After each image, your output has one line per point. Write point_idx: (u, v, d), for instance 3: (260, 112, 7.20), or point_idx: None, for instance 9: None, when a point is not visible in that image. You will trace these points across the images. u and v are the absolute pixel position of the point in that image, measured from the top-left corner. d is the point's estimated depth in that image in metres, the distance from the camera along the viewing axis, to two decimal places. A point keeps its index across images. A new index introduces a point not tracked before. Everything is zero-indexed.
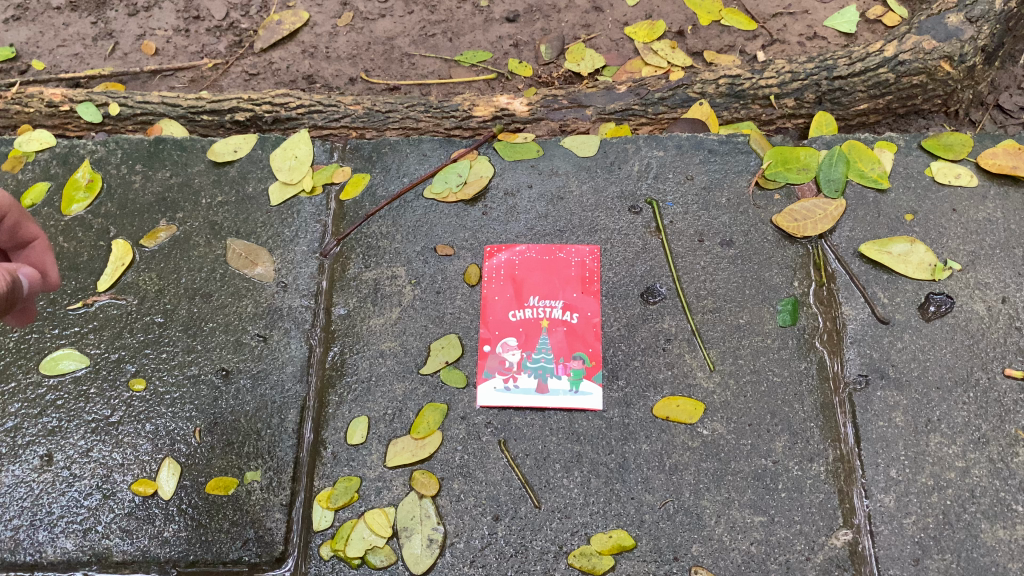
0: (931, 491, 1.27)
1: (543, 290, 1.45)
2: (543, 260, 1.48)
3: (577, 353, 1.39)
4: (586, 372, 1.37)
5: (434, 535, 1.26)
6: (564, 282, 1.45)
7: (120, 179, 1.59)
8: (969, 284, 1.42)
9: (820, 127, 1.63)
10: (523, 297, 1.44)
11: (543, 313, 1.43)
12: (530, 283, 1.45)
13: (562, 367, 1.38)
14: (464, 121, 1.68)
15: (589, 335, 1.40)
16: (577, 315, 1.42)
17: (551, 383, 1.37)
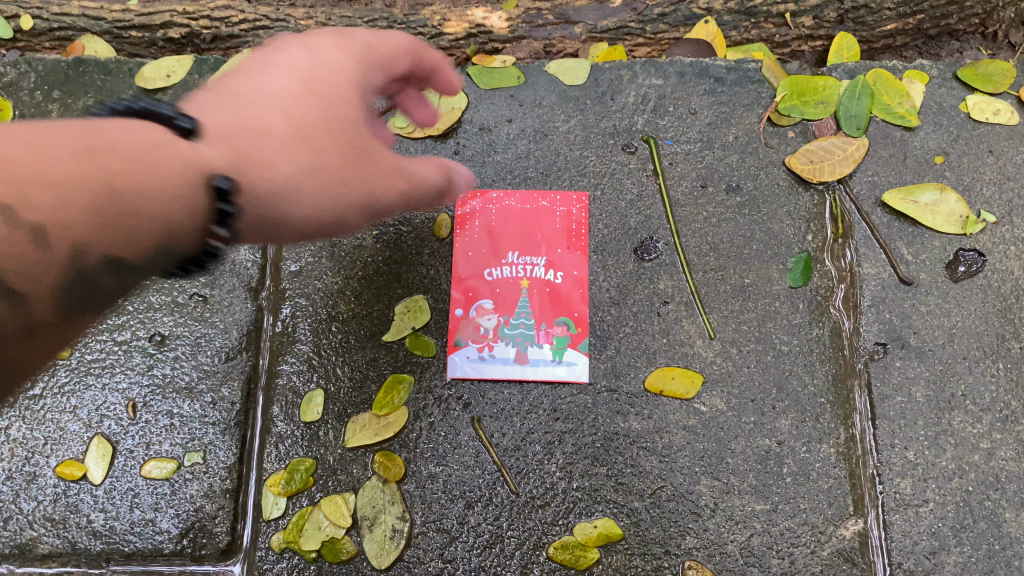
0: (952, 476, 1.14)
1: (523, 245, 1.27)
2: (523, 209, 1.29)
3: (561, 318, 1.23)
4: (571, 341, 1.21)
5: (399, 526, 1.13)
6: (548, 237, 1.27)
7: (36, 108, 1.38)
8: (1004, 239, 1.26)
9: (841, 51, 1.43)
10: (501, 253, 1.27)
11: (523, 271, 1.26)
12: (508, 238, 1.28)
13: (543, 334, 1.22)
14: (433, 39, 1.46)
15: (575, 297, 1.24)
16: (561, 274, 1.25)
17: (531, 353, 1.21)
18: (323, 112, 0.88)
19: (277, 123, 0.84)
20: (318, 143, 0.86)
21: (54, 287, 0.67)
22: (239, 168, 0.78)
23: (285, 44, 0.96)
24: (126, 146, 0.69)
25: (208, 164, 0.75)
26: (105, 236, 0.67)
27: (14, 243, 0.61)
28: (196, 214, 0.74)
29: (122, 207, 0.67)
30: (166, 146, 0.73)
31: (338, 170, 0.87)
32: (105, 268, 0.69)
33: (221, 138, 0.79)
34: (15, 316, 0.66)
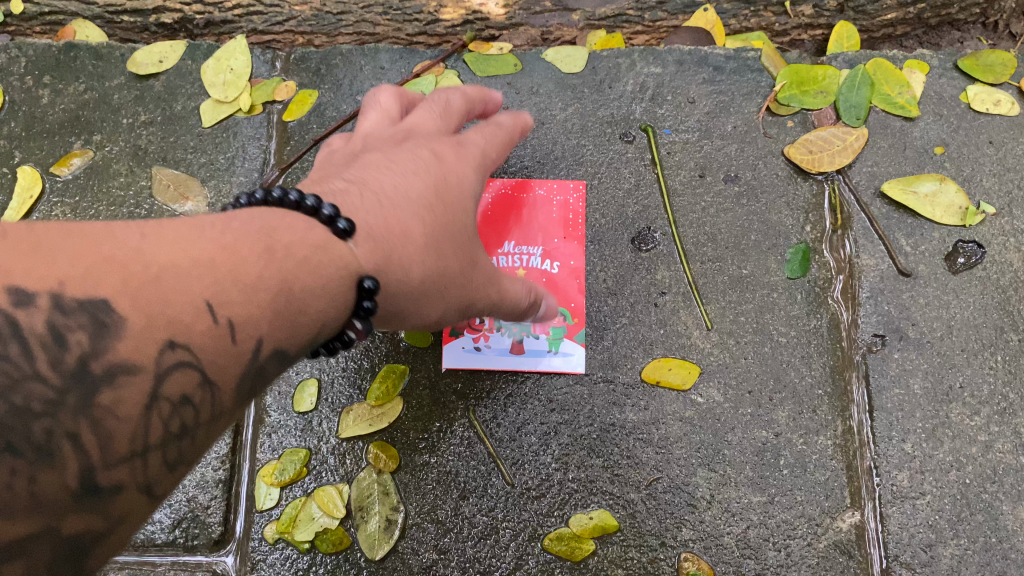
0: (949, 469, 1.13)
1: (520, 235, 1.26)
2: (519, 200, 1.28)
3: (557, 309, 1.21)
4: (567, 332, 1.20)
5: (394, 517, 1.12)
6: (544, 228, 1.27)
7: (26, 93, 1.36)
8: (1004, 231, 1.25)
9: (841, 40, 1.42)
10: (497, 243, 1.25)
11: (520, 261, 1.24)
12: (505, 228, 1.26)
13: (540, 323, 1.19)
14: (429, 26, 1.45)
15: (572, 288, 1.23)
16: (558, 264, 1.24)
17: (528, 343, 1.19)
18: (453, 221, 0.88)
19: (419, 232, 0.82)
20: (443, 254, 0.84)
21: (237, 383, 0.65)
22: (383, 266, 0.78)
23: (412, 140, 0.95)
24: (289, 241, 0.69)
25: (357, 260, 0.74)
26: (276, 331, 0.66)
27: (209, 338, 0.61)
28: (344, 307, 0.73)
29: (294, 302, 0.67)
30: (325, 250, 0.71)
31: (452, 284, 0.87)
32: (274, 362, 0.68)
33: (370, 233, 0.78)
34: (211, 410, 0.64)
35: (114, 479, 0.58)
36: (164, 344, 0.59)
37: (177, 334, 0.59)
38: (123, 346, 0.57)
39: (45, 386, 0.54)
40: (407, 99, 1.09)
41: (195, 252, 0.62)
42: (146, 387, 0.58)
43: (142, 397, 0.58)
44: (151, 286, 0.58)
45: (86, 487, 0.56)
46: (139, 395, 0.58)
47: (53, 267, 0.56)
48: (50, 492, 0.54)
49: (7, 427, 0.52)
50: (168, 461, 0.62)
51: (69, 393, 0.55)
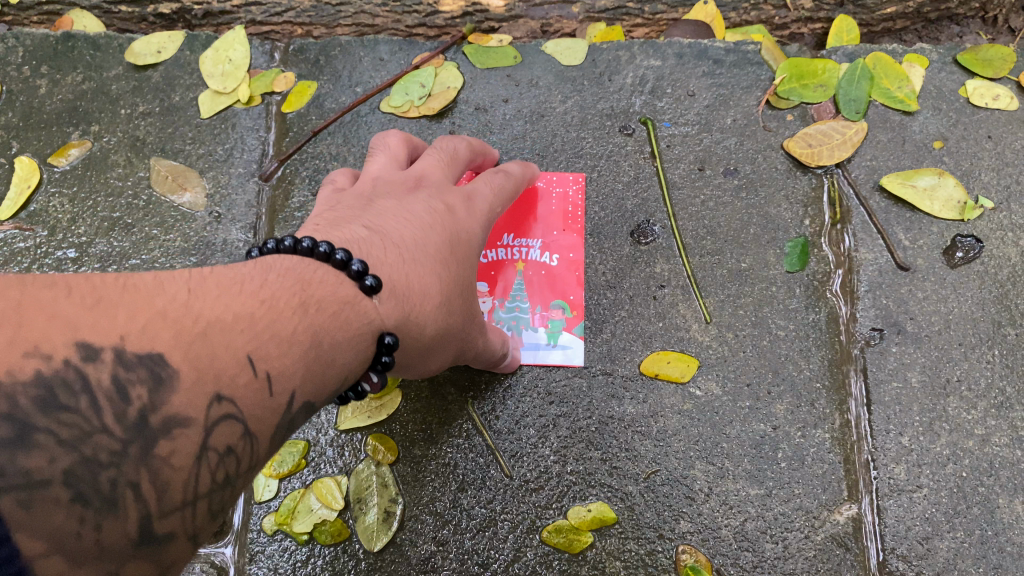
0: (946, 462, 1.13)
1: (519, 228, 1.27)
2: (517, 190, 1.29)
3: (555, 302, 1.23)
4: (566, 324, 1.21)
5: (393, 508, 1.13)
6: (543, 218, 1.27)
7: (23, 83, 1.36)
8: (1002, 225, 1.25)
9: (841, 34, 1.41)
10: (496, 236, 1.26)
11: (519, 254, 1.26)
12: (505, 221, 1.27)
13: (538, 317, 1.22)
14: (429, 18, 1.44)
15: (571, 280, 1.24)
16: (557, 257, 1.25)
17: (526, 336, 1.21)
18: (462, 275, 0.92)
19: (434, 289, 0.87)
20: (451, 303, 0.89)
21: (272, 434, 0.65)
22: (403, 323, 0.81)
23: (426, 188, 0.96)
24: (322, 296, 0.72)
25: (381, 317, 0.78)
26: (307, 384, 0.68)
27: (251, 391, 0.62)
28: (364, 360, 0.77)
29: (325, 356, 0.70)
30: (350, 305, 0.75)
31: (455, 337, 0.92)
32: (303, 414, 0.68)
33: (394, 290, 0.81)
34: (248, 460, 0.62)
35: (168, 528, 0.55)
36: (213, 397, 0.58)
37: (223, 388, 0.59)
38: (178, 399, 0.56)
39: (110, 437, 0.53)
40: (410, 141, 1.09)
41: (239, 307, 0.64)
42: (197, 438, 0.57)
43: (194, 448, 0.57)
44: (198, 342, 0.59)
45: (144, 536, 0.54)
46: (192, 447, 0.57)
47: (113, 322, 0.56)
48: (113, 541, 0.52)
49: (78, 476, 0.50)
50: (213, 510, 0.59)
51: (131, 444, 0.53)
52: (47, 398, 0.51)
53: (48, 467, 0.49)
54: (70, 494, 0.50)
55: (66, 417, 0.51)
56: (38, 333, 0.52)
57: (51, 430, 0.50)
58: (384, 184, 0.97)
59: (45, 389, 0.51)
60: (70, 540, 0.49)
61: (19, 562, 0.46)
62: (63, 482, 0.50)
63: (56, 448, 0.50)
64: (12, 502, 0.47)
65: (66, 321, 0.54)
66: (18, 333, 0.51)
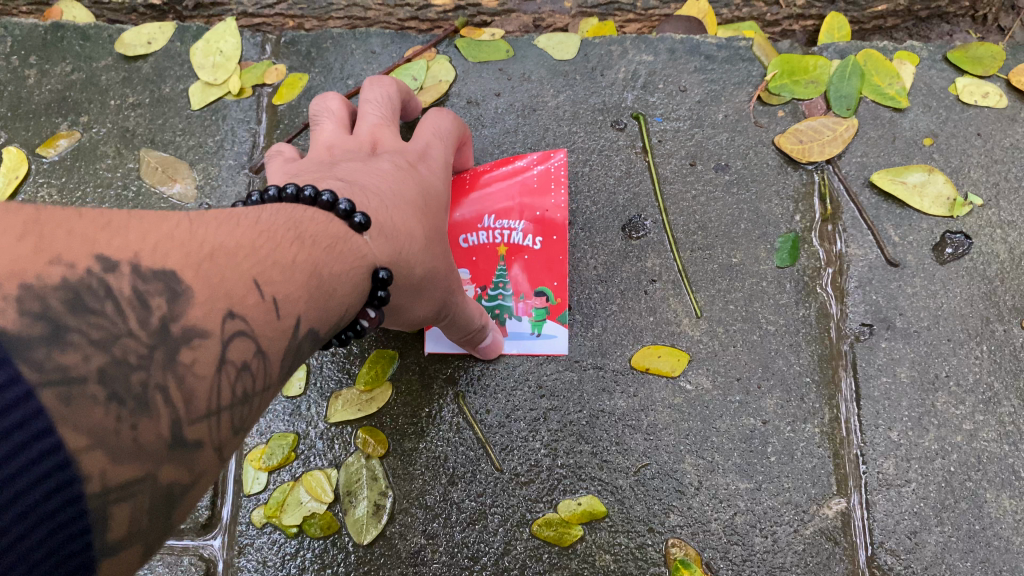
0: (934, 457, 1.14)
1: (500, 209, 1.23)
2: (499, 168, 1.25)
3: (539, 288, 1.21)
4: (550, 313, 1.21)
5: (382, 502, 1.13)
6: (527, 196, 1.24)
7: (12, 74, 1.35)
8: (991, 222, 1.25)
9: (832, 31, 1.42)
10: (476, 219, 1.23)
11: (501, 237, 1.23)
12: (486, 202, 1.24)
13: (522, 305, 1.21)
14: (421, 11, 1.43)
15: (554, 265, 1.22)
16: (539, 241, 1.23)
17: (510, 326, 1.20)
18: (440, 220, 0.96)
19: (418, 231, 0.90)
20: (435, 246, 0.93)
21: (282, 357, 0.66)
22: (394, 260, 0.84)
23: (383, 148, 1.02)
24: (314, 233, 0.74)
25: (371, 253, 0.81)
26: (309, 310, 0.69)
27: (260, 311, 0.63)
28: (361, 292, 0.78)
29: (324, 286, 0.72)
30: (341, 241, 0.77)
31: (443, 277, 0.94)
32: (309, 341, 0.70)
33: (382, 229, 0.84)
34: (262, 381, 0.63)
35: (197, 435, 0.56)
36: (226, 313, 0.60)
37: (234, 305, 0.61)
38: (196, 311, 0.57)
39: (136, 341, 0.53)
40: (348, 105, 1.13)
41: (239, 237, 0.65)
42: (215, 350, 0.58)
43: (214, 359, 0.58)
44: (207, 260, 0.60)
45: (176, 439, 0.54)
46: (211, 356, 0.58)
47: (126, 241, 0.56)
48: (149, 441, 0.52)
49: (110, 375, 0.51)
50: (234, 426, 0.60)
51: (156, 350, 0.54)
52: (76, 301, 0.51)
53: (83, 365, 0.50)
54: (105, 392, 0.51)
55: (94, 320, 0.52)
56: (60, 244, 0.53)
57: (83, 330, 0.51)
58: (341, 150, 1.01)
59: (72, 293, 0.51)
60: (110, 436, 0.50)
61: (64, 454, 0.47)
62: (97, 379, 0.50)
63: (89, 347, 0.51)
64: (53, 396, 0.47)
65: (84, 237, 0.54)
66: (41, 243, 0.52)
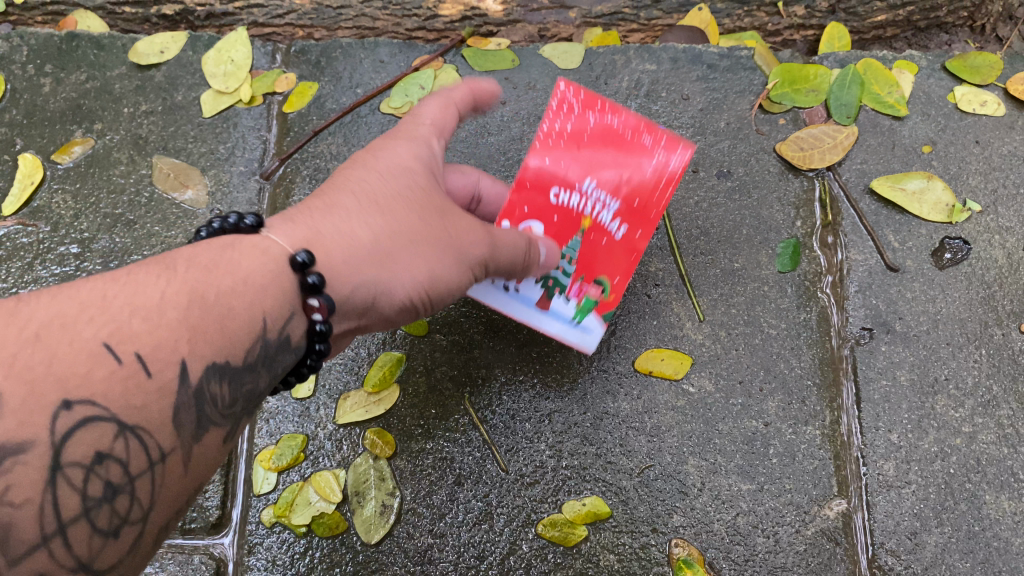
0: (934, 459, 1.16)
1: (604, 177, 1.06)
2: (626, 136, 1.05)
3: (599, 278, 1.10)
4: (597, 307, 1.11)
5: (390, 502, 1.14)
6: (631, 176, 1.06)
7: (28, 82, 1.37)
8: (989, 228, 1.27)
9: (832, 41, 1.45)
10: (577, 176, 1.07)
11: (591, 207, 1.07)
12: (599, 162, 1.06)
13: (575, 287, 1.10)
14: (428, 21, 1.46)
15: (626, 259, 1.09)
16: (624, 230, 1.08)
17: (556, 303, 1.10)
18: (397, 186, 0.93)
19: (349, 207, 0.89)
20: (385, 213, 0.90)
21: (158, 423, 0.71)
22: (314, 240, 0.85)
23: None
24: (199, 253, 0.79)
25: (279, 245, 0.83)
26: (200, 346, 0.74)
27: (114, 380, 0.68)
28: (286, 295, 0.82)
29: (209, 308, 0.75)
30: (231, 247, 0.81)
31: (415, 247, 0.90)
32: (206, 374, 0.74)
33: (293, 222, 0.86)
34: (133, 463, 0.69)
35: (33, 566, 0.64)
36: (58, 406, 0.65)
37: (69, 393, 0.66)
38: (11, 427, 0.63)
39: None
40: None
41: (89, 301, 0.71)
42: (41, 463, 0.64)
43: (42, 472, 0.64)
44: (38, 353, 0.66)
45: None
46: (37, 471, 0.63)
47: None
48: None
49: None
50: (96, 531, 0.67)
51: None
52: None
53: None
54: None
55: None
56: None
57: None
58: None
59: None
60: None
61: None
62: None
63: None
64: None
65: None
66: None
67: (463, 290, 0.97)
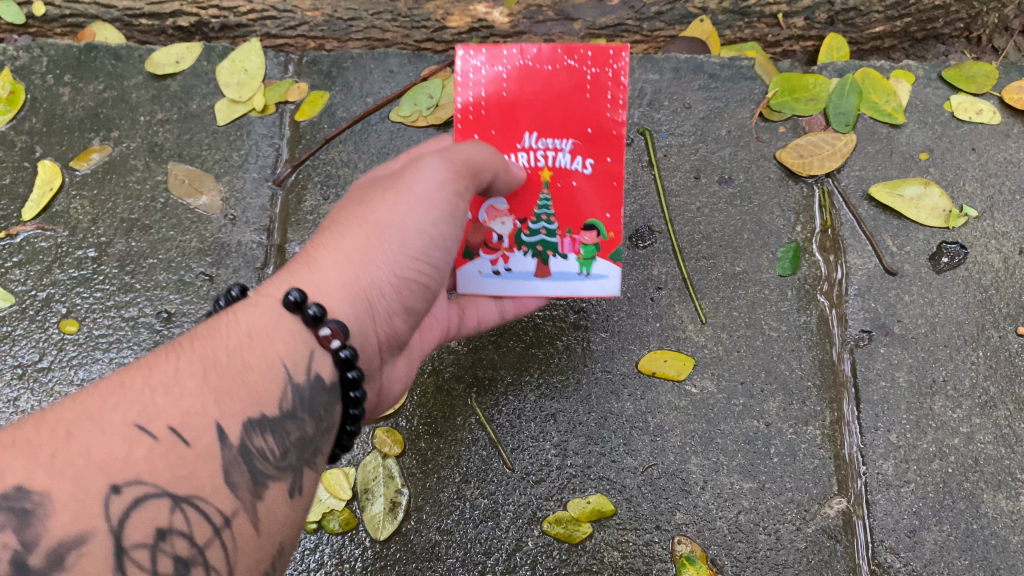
0: (932, 458, 1.18)
1: (544, 125, 1.06)
2: (539, 71, 1.05)
3: (589, 222, 1.11)
4: (600, 250, 1.12)
5: (398, 499, 1.17)
6: (566, 112, 1.06)
7: (47, 91, 1.41)
8: (986, 233, 1.30)
9: (831, 51, 1.48)
10: (519, 136, 1.07)
11: (545, 158, 1.08)
12: (530, 111, 1.06)
13: (569, 242, 1.11)
14: (436, 33, 1.50)
15: (607, 192, 1.10)
16: (590, 163, 1.08)
17: (554, 265, 1.12)
18: (360, 208, 0.99)
19: (323, 247, 0.96)
20: (353, 230, 0.96)
21: (210, 484, 0.77)
22: (297, 284, 0.92)
23: None
24: (197, 331, 0.87)
25: (269, 302, 0.90)
26: (228, 405, 0.81)
27: (156, 454, 0.75)
28: (295, 335, 0.88)
29: (227, 369, 0.83)
30: (222, 321, 0.88)
31: (377, 230, 0.95)
32: (246, 430, 0.81)
33: (275, 282, 0.94)
34: (196, 532, 0.75)
35: None
36: (108, 489, 0.71)
37: (114, 477, 0.72)
38: (65, 517, 0.69)
39: None
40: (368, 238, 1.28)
41: (119, 391, 0.78)
42: (105, 544, 0.69)
43: (108, 555, 0.69)
44: (80, 444, 0.73)
45: None
46: (103, 552, 0.69)
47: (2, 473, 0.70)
48: None
49: None
50: None
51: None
52: None
53: None
54: None
55: None
56: None
57: None
58: None
59: None
60: None
61: None
62: None
63: None
64: None
65: None
66: None
67: (447, 229, 0.98)
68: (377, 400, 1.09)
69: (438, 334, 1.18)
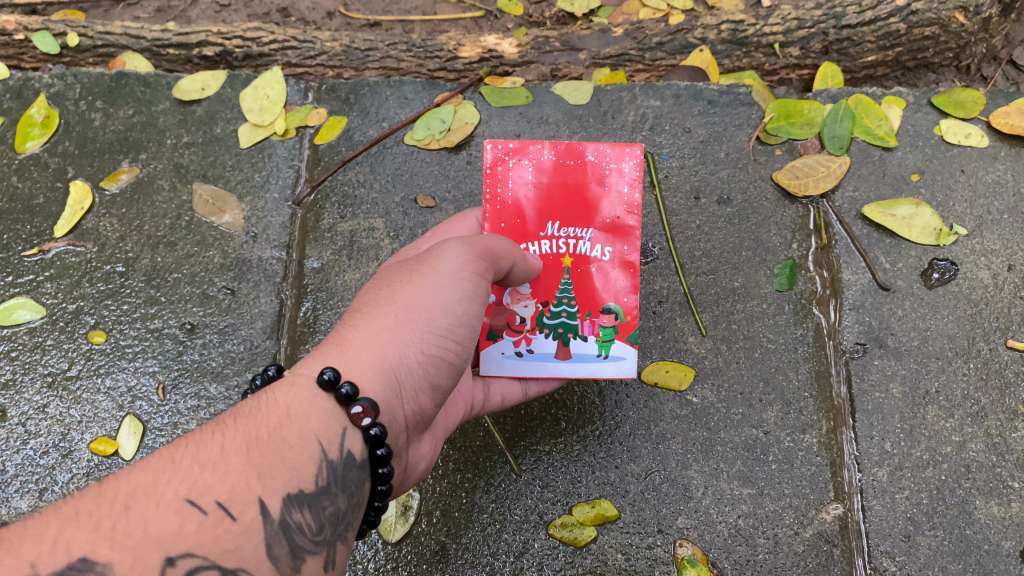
0: (926, 466, 1.22)
1: (565, 214, 1.10)
2: (562, 166, 1.10)
3: (608, 306, 1.12)
4: (618, 333, 1.13)
5: (409, 502, 1.22)
6: (587, 202, 1.11)
7: (79, 116, 1.48)
8: (975, 251, 1.35)
9: (826, 79, 1.55)
10: (542, 224, 1.10)
11: (566, 245, 1.11)
12: (552, 201, 1.10)
13: (589, 324, 1.12)
14: (448, 62, 1.58)
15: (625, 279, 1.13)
16: (608, 252, 1.12)
17: (575, 347, 1.12)
18: (388, 285, 1.03)
19: (354, 325, 1.00)
20: (381, 307, 1.00)
21: (255, 555, 0.82)
22: (329, 362, 0.95)
23: None
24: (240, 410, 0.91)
25: (302, 379, 0.94)
26: (270, 481, 0.85)
27: (206, 527, 0.79)
28: (329, 414, 0.92)
29: (267, 447, 0.87)
30: (260, 399, 0.92)
31: (403, 308, 0.98)
32: (288, 505, 0.85)
33: (308, 359, 0.97)
34: None
35: None
36: (163, 561, 0.75)
37: (170, 549, 0.76)
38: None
39: None
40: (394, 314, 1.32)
41: (171, 471, 0.82)
42: None
43: None
44: (137, 517, 0.77)
45: None
46: None
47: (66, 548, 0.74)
48: None
49: None
50: None
51: None
52: None
53: None
54: None
55: None
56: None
57: None
58: None
59: None
60: None
61: None
62: None
63: None
64: None
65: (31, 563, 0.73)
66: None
67: (471, 306, 1.00)
68: (404, 475, 1.08)
69: (463, 410, 1.17)
